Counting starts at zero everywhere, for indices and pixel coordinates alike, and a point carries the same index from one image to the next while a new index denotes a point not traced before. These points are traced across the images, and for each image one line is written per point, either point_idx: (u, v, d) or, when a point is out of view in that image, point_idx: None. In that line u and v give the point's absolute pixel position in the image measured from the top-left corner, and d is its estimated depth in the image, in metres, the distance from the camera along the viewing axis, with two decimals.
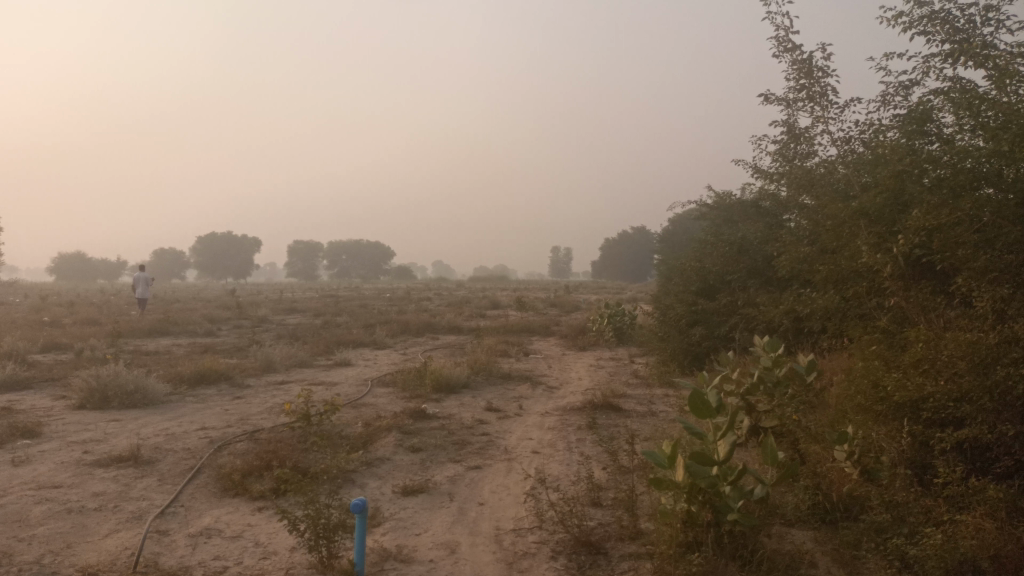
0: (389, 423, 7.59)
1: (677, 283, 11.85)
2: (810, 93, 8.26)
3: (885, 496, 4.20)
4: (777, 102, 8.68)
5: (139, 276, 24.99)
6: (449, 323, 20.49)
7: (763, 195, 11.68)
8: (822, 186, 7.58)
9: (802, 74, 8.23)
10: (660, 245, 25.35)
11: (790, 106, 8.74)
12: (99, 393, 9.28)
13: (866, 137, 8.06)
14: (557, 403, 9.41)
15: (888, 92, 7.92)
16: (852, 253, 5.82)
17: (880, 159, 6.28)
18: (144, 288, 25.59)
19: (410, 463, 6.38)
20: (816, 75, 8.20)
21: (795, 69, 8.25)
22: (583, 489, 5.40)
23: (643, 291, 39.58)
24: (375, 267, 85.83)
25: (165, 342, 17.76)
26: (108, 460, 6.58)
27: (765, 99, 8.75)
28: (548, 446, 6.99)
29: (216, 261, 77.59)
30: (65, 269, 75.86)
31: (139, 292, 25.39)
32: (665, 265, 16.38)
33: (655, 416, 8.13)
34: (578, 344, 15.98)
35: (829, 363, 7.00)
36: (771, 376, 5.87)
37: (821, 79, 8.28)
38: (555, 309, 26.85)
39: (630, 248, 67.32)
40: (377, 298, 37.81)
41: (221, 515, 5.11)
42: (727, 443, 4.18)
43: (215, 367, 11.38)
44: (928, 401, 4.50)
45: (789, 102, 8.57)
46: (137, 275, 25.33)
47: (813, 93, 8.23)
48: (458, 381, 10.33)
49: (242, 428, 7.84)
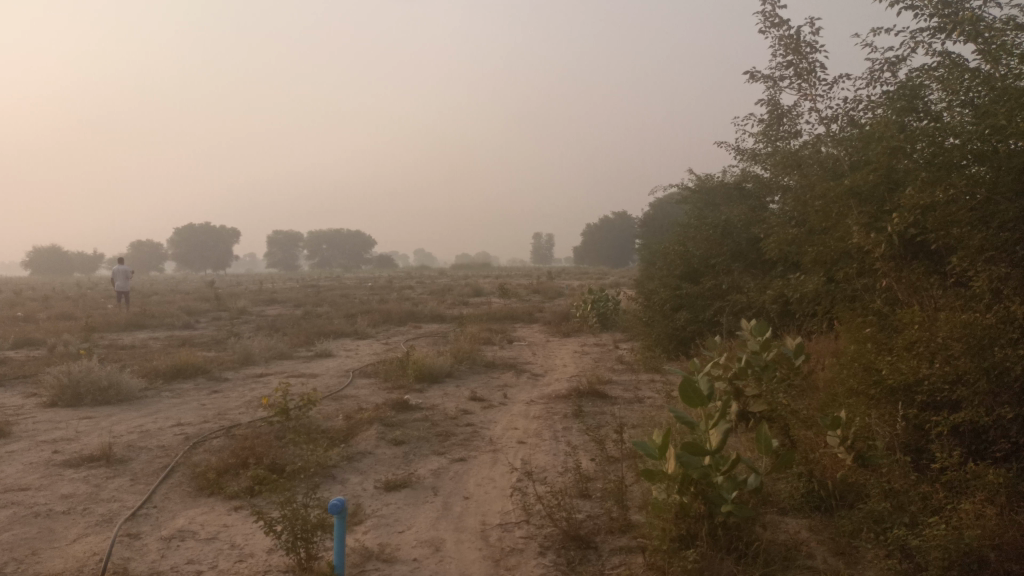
0: (371, 416, 7.40)
1: (661, 267, 11.72)
2: (797, 69, 8.11)
3: (883, 484, 4.09)
4: (762, 79, 8.53)
5: (117, 269, 24.52)
6: (431, 311, 20.29)
7: (747, 177, 11.54)
8: (810, 165, 7.44)
9: (789, 51, 8.08)
10: (642, 229, 25.25)
11: (776, 84, 8.60)
12: (70, 389, 9.01)
13: (852, 115, 7.93)
14: (542, 391, 9.26)
15: (875, 69, 7.78)
16: (843, 234, 5.70)
17: (871, 137, 6.14)
18: (122, 281, 25.13)
19: (392, 457, 6.20)
20: (804, 51, 8.05)
21: (782, 45, 8.09)
22: (571, 480, 5.25)
23: (625, 275, 39.53)
24: (356, 256, 85.24)
25: (142, 336, 17.41)
26: (79, 460, 6.34)
27: (751, 76, 8.59)
28: (534, 435, 6.85)
29: (195, 252, 76.68)
30: (40, 263, 74.65)
31: (118, 284, 24.92)
32: (648, 249, 16.25)
33: (642, 403, 8.00)
34: (562, 331, 15.84)
35: (817, 347, 6.91)
36: (759, 360, 5.77)
37: (808, 55, 8.13)
38: (538, 295, 26.72)
39: (612, 233, 67.26)
40: (358, 287, 37.47)
41: (195, 516, 4.90)
42: (720, 433, 4.03)
43: (192, 360, 11.13)
44: (923, 384, 4.39)
45: (775, 80, 8.42)
46: (116, 268, 24.88)
47: (801, 69, 8.07)
48: (441, 370, 10.15)
49: (219, 423, 7.61)
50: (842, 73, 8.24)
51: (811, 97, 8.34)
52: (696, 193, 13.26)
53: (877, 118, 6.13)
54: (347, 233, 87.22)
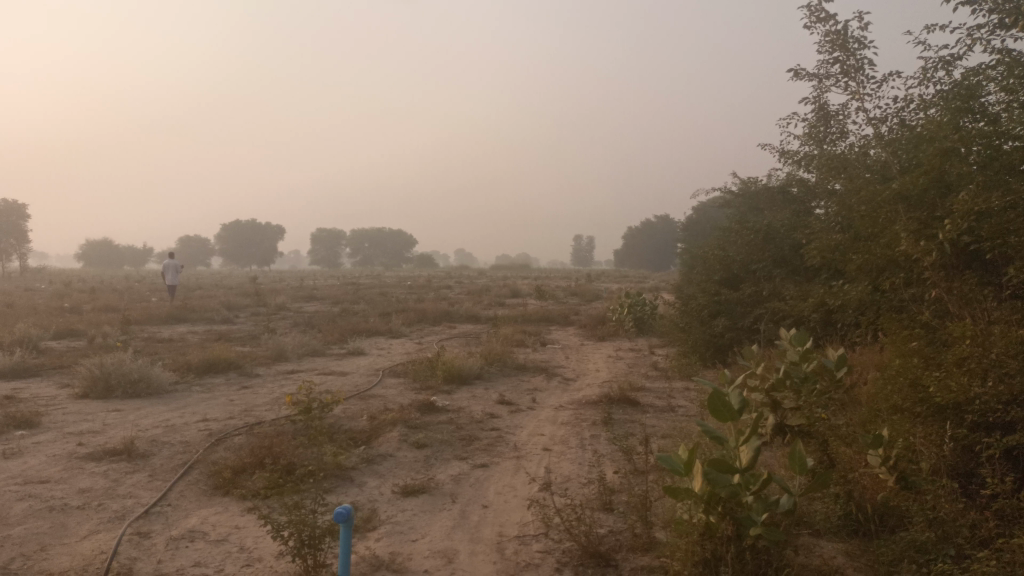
0: (395, 417, 7.27)
1: (699, 272, 11.41)
2: (844, 67, 7.76)
3: (926, 511, 3.81)
4: (807, 77, 8.18)
5: (167, 263, 24.93)
6: (466, 311, 20.18)
7: (791, 181, 11.16)
8: (856, 168, 7.09)
9: (836, 47, 7.74)
10: (683, 234, 24.76)
11: (821, 83, 8.25)
12: (102, 382, 9.08)
13: (903, 116, 7.55)
14: (572, 397, 9.04)
15: (927, 68, 7.40)
16: (889, 240, 5.37)
17: (923, 139, 5.80)
18: (172, 275, 25.51)
19: (412, 461, 6.06)
20: (851, 47, 7.70)
21: (828, 41, 7.75)
22: (594, 492, 5.04)
23: (667, 279, 38.95)
24: (396, 255, 85.78)
25: (181, 329, 17.60)
26: (101, 453, 6.32)
27: (796, 73, 8.26)
28: (560, 442, 6.65)
29: (240, 248, 77.94)
30: (93, 256, 76.68)
31: (168, 278, 25.29)
32: (689, 253, 15.89)
33: (674, 412, 7.72)
34: (597, 334, 15.57)
35: (861, 359, 6.58)
36: (798, 371, 5.54)
37: (857, 52, 7.78)
38: (575, 298, 26.41)
39: (654, 237, 66.51)
40: (398, 286, 37.58)
41: (208, 516, 4.81)
42: (750, 450, 3.77)
43: (224, 355, 11.15)
44: (973, 404, 4.09)
45: (820, 78, 8.08)
46: (167, 261, 25.27)
47: (848, 66, 7.73)
48: (471, 372, 9.99)
49: (243, 421, 7.56)
50: (892, 71, 7.87)
51: (859, 97, 7.98)
52: (739, 198, 12.91)
53: (930, 118, 5.79)
54: (389, 232, 87.87)
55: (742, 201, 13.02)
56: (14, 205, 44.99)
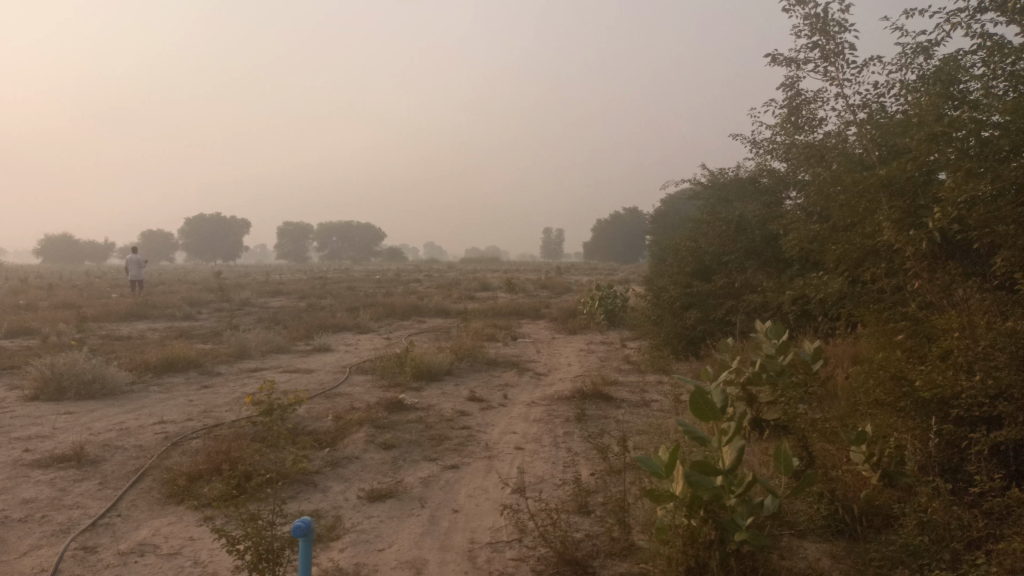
0: (362, 416, 7.00)
1: (671, 264, 11.28)
2: (824, 52, 7.64)
3: (916, 515, 3.67)
4: (784, 63, 8.04)
5: (132, 258, 24.21)
6: (435, 305, 19.90)
7: (763, 172, 11.06)
8: (833, 156, 6.96)
9: (815, 31, 7.61)
10: (652, 226, 24.66)
11: (797, 69, 8.12)
12: (54, 383, 8.67)
13: (880, 103, 7.45)
14: (544, 392, 8.83)
15: (906, 54, 7.31)
16: (871, 229, 5.23)
17: (907, 125, 5.67)
18: (137, 270, 24.85)
19: (380, 463, 5.80)
20: (831, 31, 7.58)
21: (808, 25, 7.62)
22: (569, 494, 4.84)
23: (636, 271, 39.02)
24: (365, 249, 84.99)
25: (140, 326, 17.06)
26: (49, 460, 5.98)
27: (773, 58, 8.11)
28: (532, 441, 6.44)
29: (204, 242, 76.52)
30: (52, 251, 74.74)
31: (132, 273, 24.63)
32: (659, 245, 15.80)
33: (649, 407, 7.56)
34: (568, 327, 15.40)
35: (838, 353, 6.48)
36: (775, 364, 5.40)
37: (836, 36, 7.65)
38: (545, 291, 26.24)
39: (624, 229, 66.64)
40: (366, 280, 37.22)
41: (160, 527, 4.52)
42: (734, 451, 3.59)
43: (184, 353, 10.76)
44: (959, 398, 3.97)
45: (797, 63, 7.94)
46: (131, 256, 24.56)
47: (827, 51, 7.60)
48: (440, 368, 9.74)
49: (202, 422, 7.24)
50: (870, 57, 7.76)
51: (837, 83, 7.86)
52: (710, 190, 12.81)
53: (913, 102, 5.66)
54: (357, 226, 87.02)
55: (712, 192, 12.92)
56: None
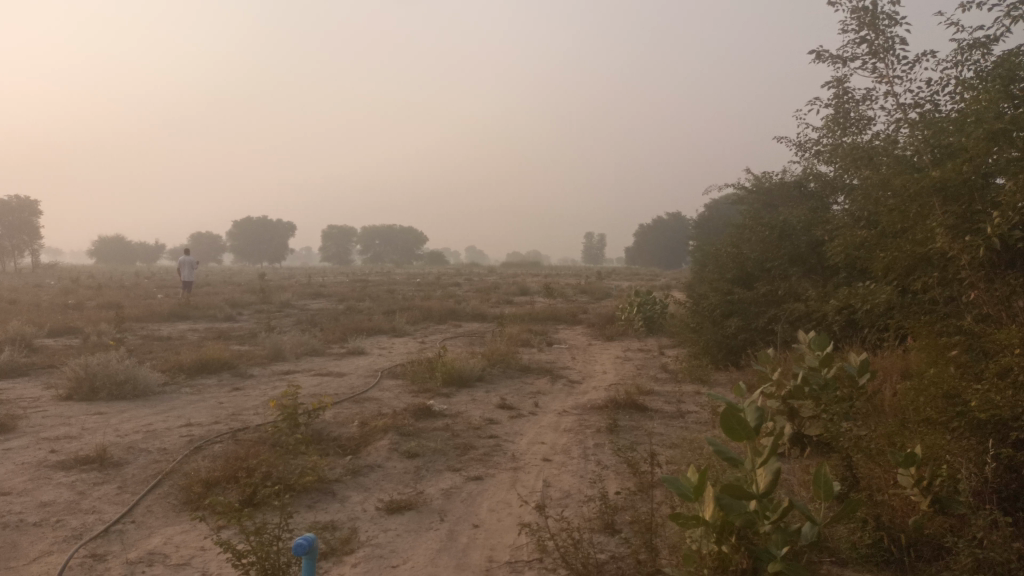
0: (387, 423, 6.85)
1: (712, 271, 10.98)
2: (873, 47, 7.28)
3: (973, 550, 3.38)
4: (829, 59, 7.69)
5: (183, 258, 24.57)
6: (472, 309, 19.74)
7: (809, 176, 10.67)
8: (883, 158, 6.61)
9: (863, 25, 7.25)
10: (695, 232, 24.19)
11: (844, 66, 7.77)
12: (87, 383, 8.71)
13: (934, 102, 7.06)
14: (576, 401, 8.59)
15: (962, 49, 6.92)
16: (921, 236, 4.90)
17: (963, 124, 5.31)
18: (189, 271, 25.20)
19: (402, 472, 5.64)
20: (881, 25, 7.21)
21: (856, 19, 7.27)
22: (594, 511, 4.60)
23: (678, 278, 38.37)
24: (406, 252, 85.60)
25: (180, 327, 17.23)
26: (73, 461, 5.95)
27: (818, 54, 7.77)
28: (561, 452, 6.21)
29: (250, 244, 77.78)
30: (105, 252, 76.80)
31: (182, 275, 25.02)
32: (700, 250, 15.41)
33: (684, 419, 7.27)
34: (606, 334, 15.10)
35: (886, 367, 6.15)
36: (817, 377, 5.14)
37: (886, 30, 7.29)
38: (585, 296, 25.93)
39: (668, 234, 65.76)
40: (407, 283, 37.28)
41: (172, 536, 4.41)
42: (769, 473, 3.32)
43: (218, 355, 10.77)
44: (1020, 420, 3.68)
45: (844, 59, 7.59)
46: (182, 257, 24.93)
47: (877, 47, 7.24)
48: (472, 374, 9.56)
49: (228, 426, 7.16)
50: (923, 54, 7.38)
51: (887, 80, 7.48)
52: (754, 196, 12.44)
53: (969, 100, 5.30)
54: (400, 229, 87.66)
55: (756, 197, 12.56)
56: (27, 201, 44.95)
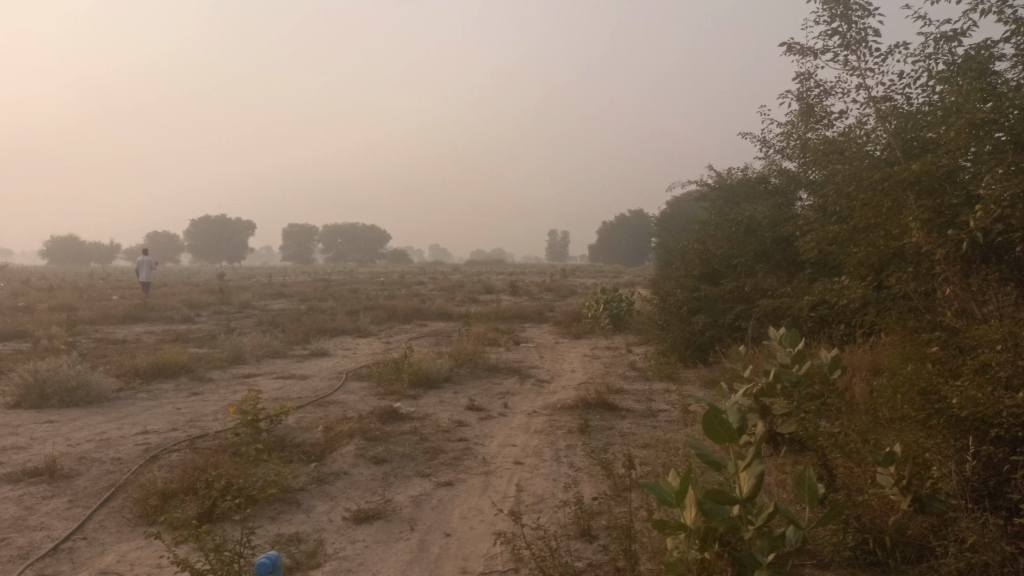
0: (353, 427, 6.65)
1: (679, 268, 10.95)
2: (845, 40, 7.26)
3: (960, 553, 3.32)
4: (800, 52, 7.67)
5: (140, 259, 23.88)
6: (438, 308, 19.52)
7: (774, 171, 10.69)
8: (854, 152, 6.59)
9: (835, 17, 7.24)
10: (659, 228, 24.31)
11: (815, 58, 7.75)
12: (36, 390, 8.34)
13: (903, 96, 7.08)
14: (545, 401, 8.47)
15: (931, 43, 6.93)
16: (897, 230, 4.86)
17: (940, 116, 5.29)
18: (147, 272, 24.50)
19: (369, 479, 5.45)
20: (853, 17, 7.20)
21: (828, 11, 7.24)
22: (569, 517, 4.47)
23: (641, 275, 38.60)
24: (369, 250, 84.85)
25: (136, 330, 16.73)
26: (20, 474, 5.64)
27: (789, 47, 7.74)
28: (532, 455, 6.08)
29: (209, 244, 76.33)
30: (57, 253, 74.74)
31: (141, 276, 24.35)
32: (665, 247, 15.43)
33: (655, 418, 7.20)
34: (572, 332, 15.02)
35: (857, 363, 6.13)
36: (790, 374, 5.08)
37: (858, 23, 7.28)
38: (550, 294, 25.84)
39: (631, 231, 66.15)
40: (370, 282, 36.87)
41: (126, 553, 4.18)
42: (752, 477, 3.20)
43: (175, 359, 10.43)
44: (1000, 417, 3.64)
45: (814, 52, 7.57)
46: (140, 257, 24.26)
47: (849, 39, 7.23)
48: (439, 375, 9.38)
49: (186, 433, 6.89)
50: (894, 47, 7.38)
51: (858, 74, 7.48)
52: (720, 192, 12.45)
53: (944, 93, 5.28)
54: (362, 227, 86.86)
55: (721, 193, 12.57)
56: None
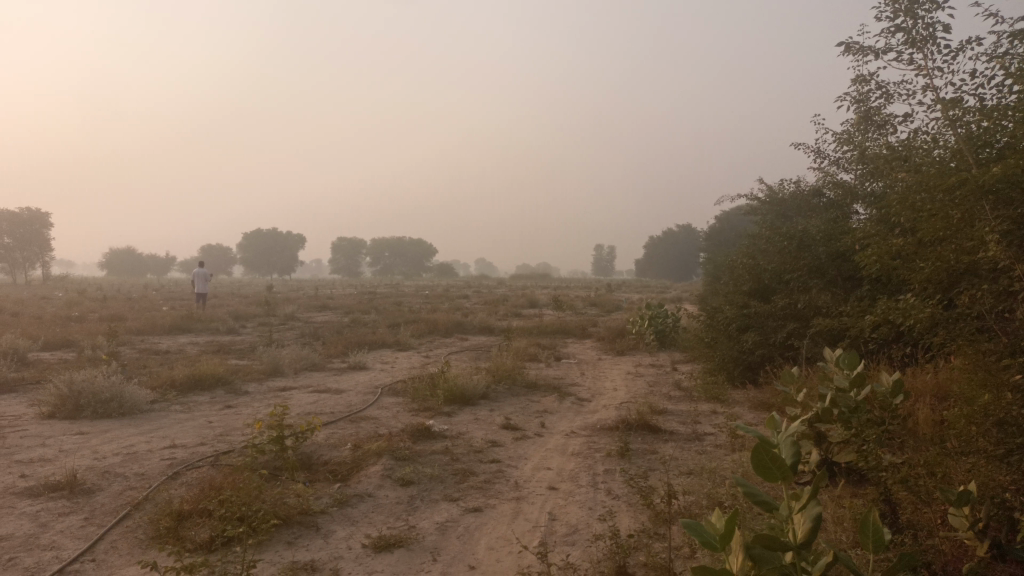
0: (382, 446, 6.39)
1: (728, 284, 10.52)
2: (910, 37, 6.82)
3: None
4: (860, 51, 7.24)
5: (196, 271, 24.16)
6: (479, 322, 19.27)
7: (828, 184, 10.21)
8: (919, 159, 6.12)
9: (900, 14, 6.81)
10: (707, 243, 23.70)
11: (877, 58, 7.31)
12: (71, 401, 8.31)
13: (975, 96, 6.58)
14: (585, 421, 8.10)
15: (1007, 40, 6.44)
16: (971, 243, 4.43)
17: (1020, 116, 4.83)
18: (202, 284, 24.83)
19: (393, 503, 5.16)
20: (919, 13, 6.76)
21: (892, 7, 6.82)
22: (604, 551, 4.11)
23: (688, 290, 37.80)
24: (416, 264, 85.33)
25: (181, 341, 16.83)
26: (40, 489, 5.50)
27: (849, 46, 7.31)
28: (568, 479, 5.74)
29: (260, 257, 77.63)
30: (116, 264, 76.98)
31: (195, 288, 24.68)
32: (713, 261, 14.94)
33: (701, 442, 6.79)
34: (616, 348, 14.59)
35: (922, 389, 5.65)
36: (847, 400, 4.64)
37: (924, 19, 6.84)
38: (594, 309, 25.38)
39: (679, 247, 65.15)
40: (415, 295, 36.92)
41: None
42: (808, 521, 2.81)
43: (212, 371, 10.34)
44: None
45: (877, 51, 7.13)
46: (196, 269, 24.56)
47: (914, 37, 6.79)
48: (475, 392, 9.09)
49: (213, 448, 6.73)
50: (964, 44, 6.90)
51: (925, 74, 7.02)
52: (770, 208, 11.99)
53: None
54: (409, 242, 87.52)
55: (772, 208, 12.11)
56: (40, 213, 44.84)
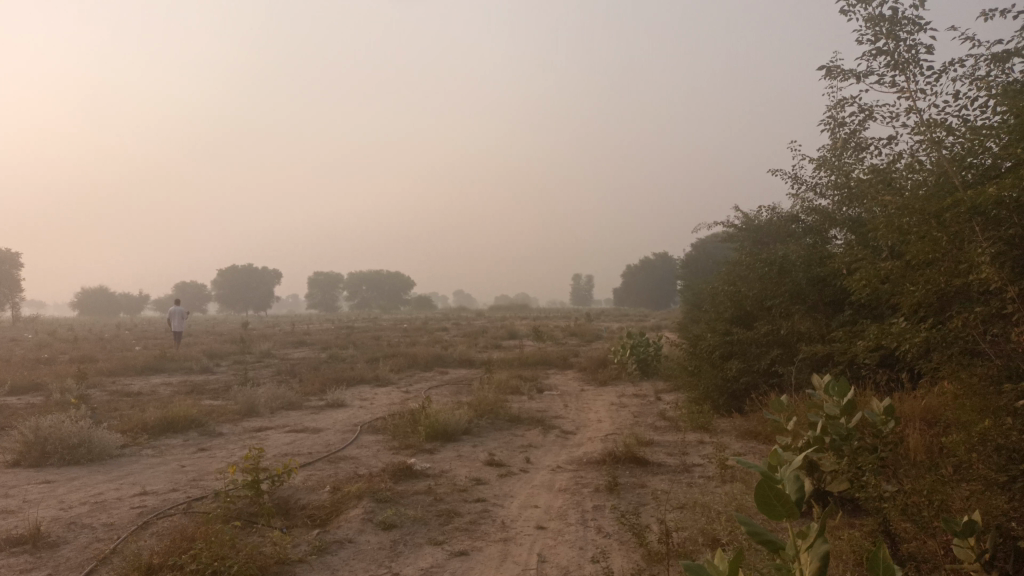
0: (363, 487, 6.17)
1: (710, 311, 10.46)
2: (892, 60, 6.85)
3: None
4: (842, 74, 7.26)
5: (174, 310, 23.70)
6: (459, 355, 19.05)
7: (805, 210, 10.26)
8: (903, 182, 6.12)
9: (881, 37, 6.85)
10: (685, 271, 23.78)
11: (858, 80, 7.34)
12: (37, 447, 7.97)
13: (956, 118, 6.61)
14: (570, 455, 7.92)
15: (985, 63, 6.51)
16: (964, 264, 4.38)
17: (1007, 137, 4.83)
18: (179, 322, 24.36)
19: (376, 549, 4.94)
20: (900, 36, 6.80)
21: (874, 30, 6.86)
22: None
23: (667, 319, 37.85)
24: (394, 297, 84.93)
25: (153, 381, 16.42)
26: (1, 543, 5.21)
27: (831, 69, 7.33)
28: (556, 517, 5.55)
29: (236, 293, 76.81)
30: (88, 304, 75.72)
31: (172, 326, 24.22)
32: (692, 289, 14.93)
33: (690, 474, 6.64)
34: (598, 379, 14.45)
35: (912, 415, 5.56)
36: (839, 428, 4.52)
37: (905, 42, 6.88)
38: (574, 339, 25.26)
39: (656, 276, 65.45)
40: (394, 329, 36.62)
41: None
42: (816, 559, 2.66)
43: (185, 412, 10.03)
44: None
45: (858, 74, 7.16)
46: (172, 307, 24.12)
47: (897, 59, 6.82)
48: (458, 428, 8.89)
49: (186, 495, 6.45)
50: (943, 68, 6.97)
51: (907, 96, 7.06)
52: (748, 235, 12.02)
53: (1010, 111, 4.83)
54: (387, 275, 87.17)
55: (749, 235, 12.14)
56: (10, 254, 44.04)
